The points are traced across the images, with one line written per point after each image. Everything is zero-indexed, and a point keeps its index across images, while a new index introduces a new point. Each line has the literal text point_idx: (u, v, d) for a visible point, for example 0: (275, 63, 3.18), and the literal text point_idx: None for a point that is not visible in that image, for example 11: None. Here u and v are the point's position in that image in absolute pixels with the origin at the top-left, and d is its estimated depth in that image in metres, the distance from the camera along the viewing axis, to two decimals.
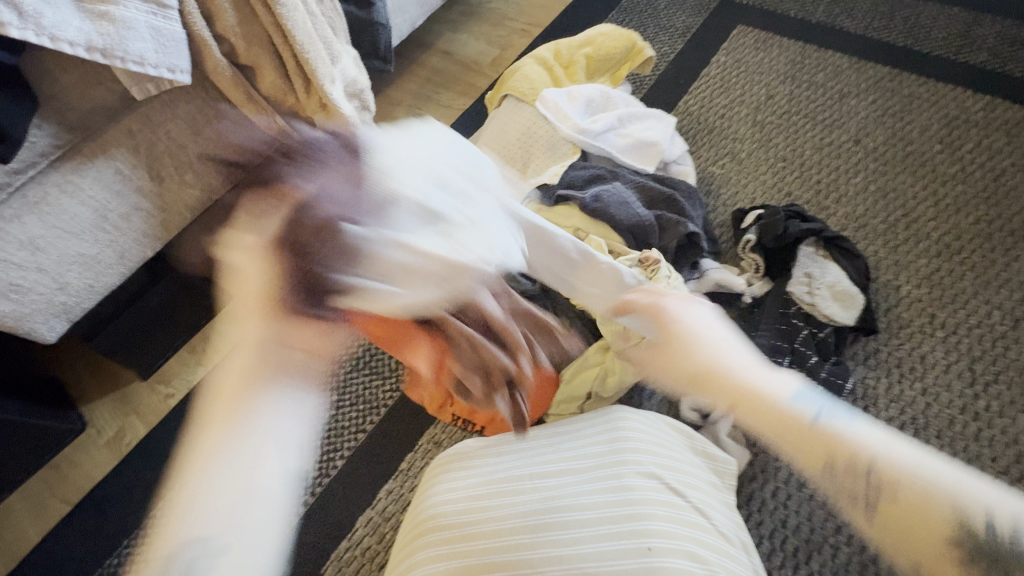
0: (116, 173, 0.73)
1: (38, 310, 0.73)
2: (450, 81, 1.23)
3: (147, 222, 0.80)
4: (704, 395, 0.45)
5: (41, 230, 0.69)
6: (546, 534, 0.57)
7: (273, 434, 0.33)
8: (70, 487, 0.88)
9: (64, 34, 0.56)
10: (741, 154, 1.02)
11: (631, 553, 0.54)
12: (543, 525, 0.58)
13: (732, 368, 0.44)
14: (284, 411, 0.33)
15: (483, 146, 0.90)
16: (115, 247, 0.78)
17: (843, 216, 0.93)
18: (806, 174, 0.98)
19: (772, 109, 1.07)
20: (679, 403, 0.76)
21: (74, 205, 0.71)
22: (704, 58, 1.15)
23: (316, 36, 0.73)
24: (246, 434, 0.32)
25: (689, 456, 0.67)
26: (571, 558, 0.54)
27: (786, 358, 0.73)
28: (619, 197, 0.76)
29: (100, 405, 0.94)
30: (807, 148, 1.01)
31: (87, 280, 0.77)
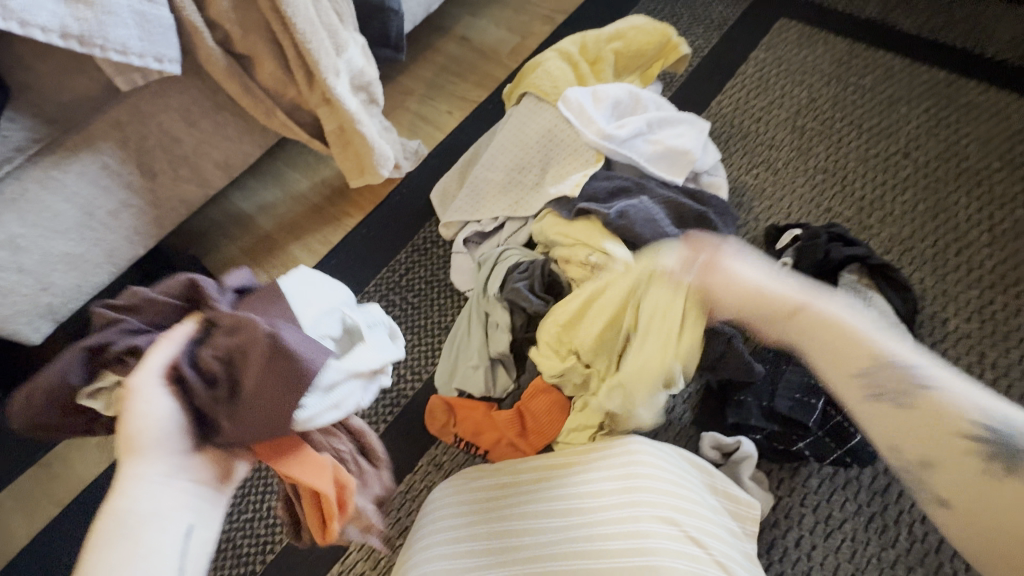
0: (102, 168, 0.68)
1: (20, 312, 0.68)
2: (466, 70, 1.15)
3: (137, 219, 0.75)
4: (784, 318, 0.46)
5: (21, 228, 0.64)
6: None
7: (164, 518, 0.33)
8: (59, 487, 0.85)
9: (36, 18, 0.50)
10: (778, 163, 0.94)
11: None
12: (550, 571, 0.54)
13: (826, 314, 0.46)
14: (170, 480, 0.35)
15: (501, 148, 0.84)
16: (102, 245, 0.73)
17: (887, 237, 0.85)
18: (848, 188, 0.90)
19: (813, 114, 0.98)
20: (697, 440, 0.70)
21: (57, 202, 0.66)
22: (741, 53, 1.06)
23: (320, 24, 0.67)
24: (120, 525, 0.32)
25: (709, 499, 0.61)
26: None
27: (820, 399, 0.66)
28: (647, 213, 0.71)
29: None
30: (850, 159, 0.93)
31: (72, 280, 0.72)
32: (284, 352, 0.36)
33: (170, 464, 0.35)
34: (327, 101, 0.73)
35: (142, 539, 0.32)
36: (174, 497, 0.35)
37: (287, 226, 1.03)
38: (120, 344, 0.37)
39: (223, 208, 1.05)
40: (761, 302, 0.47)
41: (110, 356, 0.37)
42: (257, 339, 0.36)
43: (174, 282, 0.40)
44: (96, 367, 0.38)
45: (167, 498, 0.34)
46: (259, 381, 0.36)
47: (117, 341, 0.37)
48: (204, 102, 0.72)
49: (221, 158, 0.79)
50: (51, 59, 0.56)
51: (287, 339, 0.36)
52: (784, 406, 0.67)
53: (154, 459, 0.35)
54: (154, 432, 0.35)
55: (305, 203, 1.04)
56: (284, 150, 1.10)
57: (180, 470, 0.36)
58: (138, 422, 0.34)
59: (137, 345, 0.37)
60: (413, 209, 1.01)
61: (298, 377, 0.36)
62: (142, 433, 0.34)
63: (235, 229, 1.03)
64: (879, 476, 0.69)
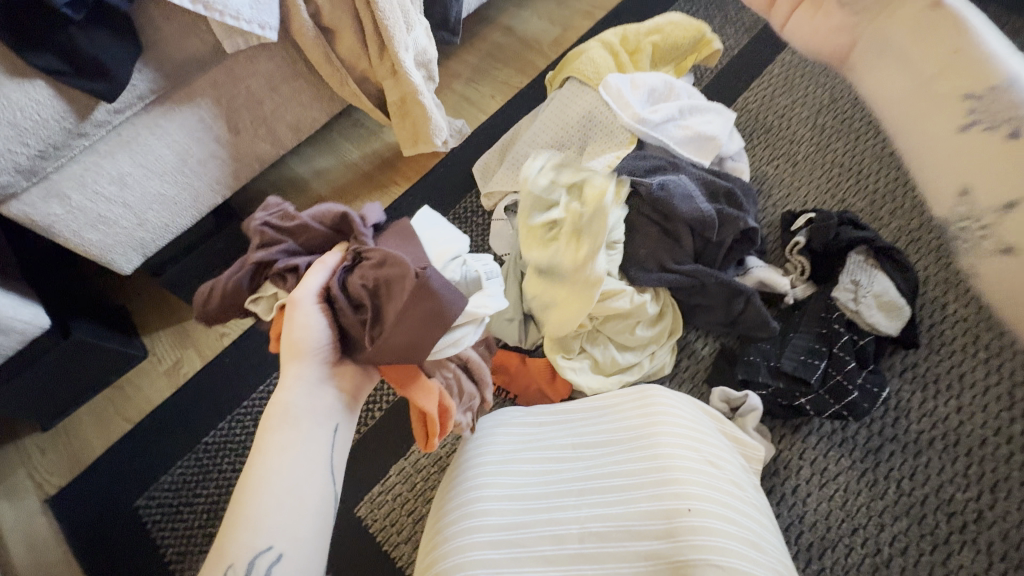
0: (199, 120, 0.78)
1: (119, 242, 0.79)
2: (510, 58, 1.24)
3: (220, 170, 0.85)
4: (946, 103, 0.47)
5: (129, 168, 0.74)
6: (589, 495, 0.62)
7: (318, 414, 0.52)
8: (131, 407, 0.95)
9: None
10: (798, 156, 1.01)
11: (669, 514, 0.58)
12: (586, 487, 0.63)
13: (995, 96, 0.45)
14: (309, 392, 0.51)
15: (543, 127, 0.93)
16: (190, 190, 0.83)
17: (896, 228, 0.92)
18: (863, 182, 0.97)
19: (834, 113, 1.05)
20: (709, 395, 0.78)
21: (160, 147, 0.76)
22: (770, 54, 1.13)
23: (397, 4, 0.76)
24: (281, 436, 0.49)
25: (721, 438, 0.69)
26: (610, 517, 0.59)
27: (823, 361, 0.74)
28: (684, 189, 0.77)
29: (160, 336, 1.02)
30: (866, 156, 1.00)
31: (163, 218, 0.82)
32: (428, 293, 0.46)
33: (322, 373, 0.52)
34: (394, 73, 0.82)
35: (304, 424, 0.51)
36: (324, 396, 0.52)
37: (340, 190, 1.13)
38: (284, 262, 0.52)
39: (282, 172, 1.15)
40: (842, 33, 0.53)
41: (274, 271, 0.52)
42: (395, 271, 0.46)
43: (328, 214, 0.54)
44: (253, 273, 0.53)
45: (316, 399, 0.52)
46: (401, 313, 0.46)
47: (282, 260, 0.52)
48: (287, 69, 0.82)
49: (294, 120, 0.89)
50: (175, 21, 0.66)
51: (432, 284, 0.46)
52: (789, 364, 0.74)
53: (311, 365, 0.51)
54: (305, 347, 0.50)
55: (357, 171, 1.14)
56: (339, 122, 1.20)
57: (312, 378, 0.52)
58: (301, 332, 0.49)
59: (298, 265, 0.52)
60: (455, 181, 1.10)
61: (433, 315, 0.46)
62: (304, 352, 0.50)
63: (293, 191, 1.13)
64: (873, 437, 0.76)
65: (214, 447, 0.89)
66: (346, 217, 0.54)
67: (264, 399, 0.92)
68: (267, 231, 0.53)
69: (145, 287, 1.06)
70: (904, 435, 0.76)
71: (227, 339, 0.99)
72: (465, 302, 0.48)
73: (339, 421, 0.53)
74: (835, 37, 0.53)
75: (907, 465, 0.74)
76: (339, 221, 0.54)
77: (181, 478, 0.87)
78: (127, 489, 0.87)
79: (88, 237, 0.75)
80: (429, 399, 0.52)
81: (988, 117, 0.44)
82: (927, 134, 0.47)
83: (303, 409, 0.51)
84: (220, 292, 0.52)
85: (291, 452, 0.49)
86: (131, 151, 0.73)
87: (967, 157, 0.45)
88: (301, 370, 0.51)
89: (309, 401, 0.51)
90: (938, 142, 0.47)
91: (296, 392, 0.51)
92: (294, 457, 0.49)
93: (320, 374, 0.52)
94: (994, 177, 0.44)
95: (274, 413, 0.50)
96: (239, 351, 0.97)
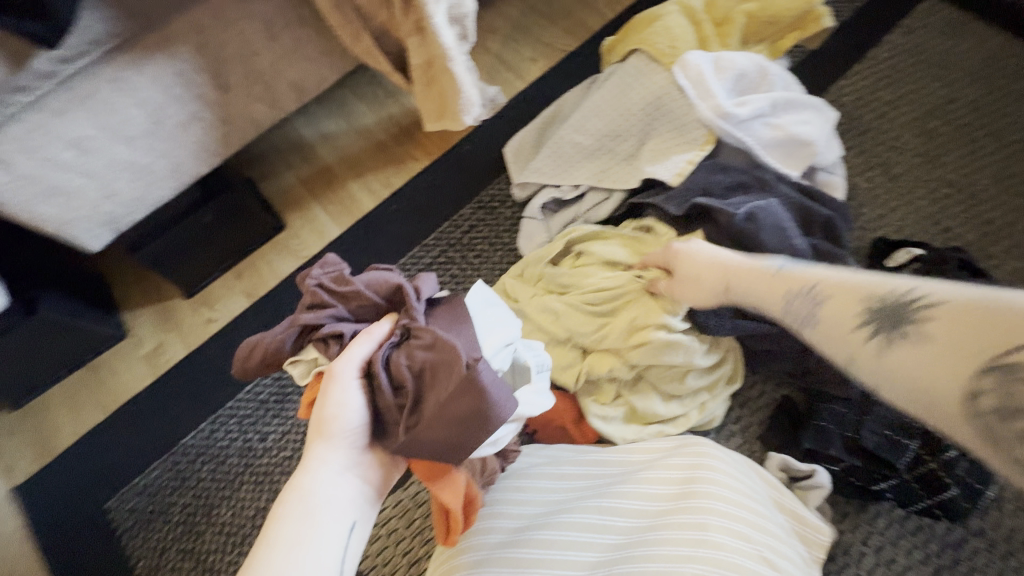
0: (176, 74, 0.63)
1: (82, 216, 0.66)
2: (557, 13, 1.04)
3: (205, 135, 0.70)
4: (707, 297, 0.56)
5: (89, 130, 0.60)
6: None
7: (336, 506, 0.40)
8: (105, 393, 0.86)
9: None
10: (897, 168, 0.84)
11: None
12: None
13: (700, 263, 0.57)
14: (332, 476, 0.41)
15: (596, 110, 0.75)
16: (168, 159, 0.69)
17: (1011, 271, 0.76)
18: (976, 208, 0.80)
19: (949, 116, 0.86)
20: (765, 459, 0.66)
21: (127, 105, 0.61)
22: (876, 33, 0.93)
23: None
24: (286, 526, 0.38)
25: (779, 517, 0.58)
26: None
27: (915, 441, 0.61)
28: (775, 218, 0.61)
29: (141, 314, 0.91)
30: (983, 175, 0.82)
31: (135, 190, 0.69)
32: (475, 390, 0.39)
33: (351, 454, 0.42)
34: (420, 30, 0.65)
35: (320, 515, 0.39)
36: (346, 476, 0.42)
37: (349, 161, 0.98)
38: (331, 327, 0.44)
39: (284, 134, 1.00)
40: (721, 273, 0.55)
41: (318, 335, 0.44)
42: (449, 361, 0.40)
43: (383, 284, 0.47)
44: (294, 333, 0.45)
45: (340, 484, 0.41)
46: (448, 408, 0.39)
47: (330, 323, 0.45)
48: (288, 13, 0.66)
49: (296, 78, 0.73)
50: None
51: (485, 378, 0.39)
52: (870, 440, 0.61)
53: (337, 450, 0.41)
54: (333, 421, 0.41)
55: (370, 140, 0.99)
56: (352, 78, 1.03)
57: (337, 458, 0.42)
58: (333, 411, 0.41)
59: (343, 332, 0.44)
60: (482, 161, 0.94)
61: (481, 413, 0.39)
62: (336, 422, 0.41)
63: (295, 157, 0.99)
64: (955, 529, 0.64)
65: (194, 451, 0.79)
66: (401, 285, 0.47)
67: (250, 402, 0.81)
68: (320, 292, 0.46)
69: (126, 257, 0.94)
70: (993, 530, 0.64)
71: (215, 326, 0.88)
72: (513, 404, 0.41)
73: (357, 517, 0.41)
74: (717, 274, 0.55)
75: (994, 568, 0.62)
76: (392, 290, 0.47)
77: (156, 482, 0.78)
78: (97, 487, 0.79)
79: (41, 210, 0.63)
80: (456, 496, 0.46)
81: (888, 314, 0.39)
82: (821, 317, 0.43)
83: (320, 497, 0.40)
84: (260, 350, 0.45)
85: (298, 547, 0.37)
86: (89, 108, 0.59)
87: (914, 363, 0.36)
88: (326, 450, 0.41)
89: (332, 488, 0.40)
90: (821, 317, 0.43)
91: (318, 467, 0.41)
92: (303, 555, 0.37)
93: (348, 454, 0.42)
94: (933, 353, 0.35)
95: (286, 497, 0.39)
96: (227, 341, 0.87)
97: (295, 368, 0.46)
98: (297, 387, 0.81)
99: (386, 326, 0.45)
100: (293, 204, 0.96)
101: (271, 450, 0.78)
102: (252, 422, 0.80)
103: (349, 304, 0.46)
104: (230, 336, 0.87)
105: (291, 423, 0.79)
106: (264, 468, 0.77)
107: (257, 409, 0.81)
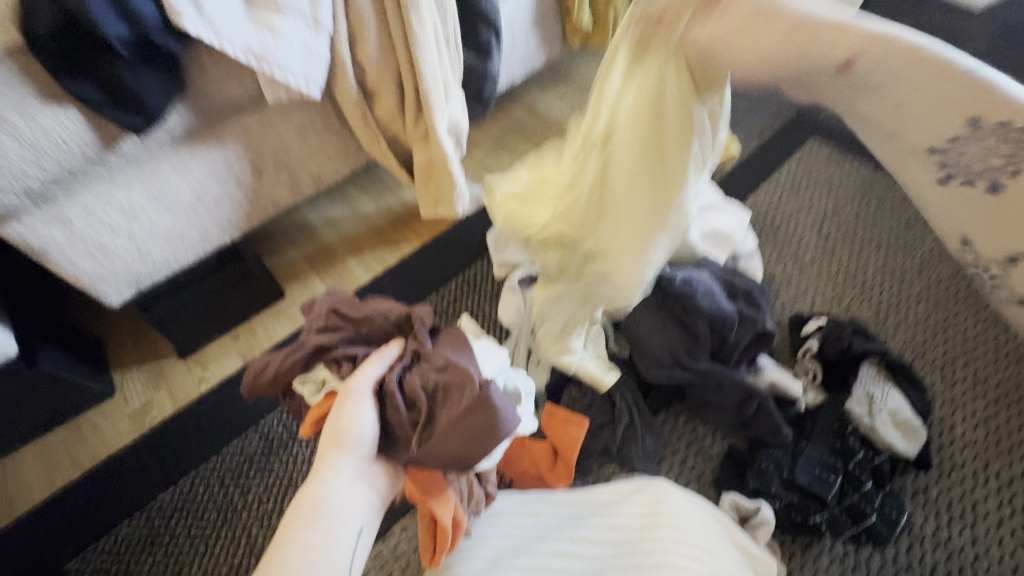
0: (224, 162, 0.76)
1: (114, 273, 0.75)
2: (530, 134, 1.29)
3: (234, 212, 0.83)
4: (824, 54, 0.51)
5: (143, 202, 0.72)
6: None
7: (345, 512, 0.50)
8: (85, 451, 0.87)
9: (231, 35, 0.60)
10: (804, 260, 1.03)
11: None
12: None
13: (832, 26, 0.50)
14: (344, 481, 0.51)
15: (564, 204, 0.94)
16: (200, 229, 0.80)
17: (902, 341, 0.92)
18: (868, 291, 0.99)
19: (839, 222, 1.09)
20: (718, 500, 0.74)
21: (179, 184, 0.74)
22: (778, 160, 1.20)
23: (440, 77, 0.78)
24: (304, 524, 0.48)
25: (731, 549, 0.64)
26: None
27: (838, 478, 0.71)
28: (706, 286, 0.76)
29: (133, 374, 0.95)
30: (871, 267, 1.02)
31: (166, 253, 0.78)
32: (486, 406, 0.50)
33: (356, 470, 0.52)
34: (427, 138, 0.83)
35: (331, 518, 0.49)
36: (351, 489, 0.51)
37: (349, 241, 1.11)
38: (344, 350, 0.55)
39: (292, 217, 1.14)
40: (799, 36, 0.50)
41: (331, 355, 0.55)
42: (462, 380, 0.50)
43: (394, 312, 0.58)
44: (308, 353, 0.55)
45: (347, 493, 0.50)
46: (461, 422, 0.50)
47: (342, 347, 0.56)
48: (321, 122, 0.83)
49: (318, 171, 0.89)
50: (222, 67, 0.66)
51: (494, 397, 0.50)
52: (804, 478, 0.71)
53: (351, 458, 0.51)
54: (347, 435, 0.51)
55: (369, 224, 1.13)
56: (357, 175, 1.21)
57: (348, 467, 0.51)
58: (351, 422, 0.51)
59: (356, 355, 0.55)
60: (467, 244, 1.09)
61: (490, 425, 0.50)
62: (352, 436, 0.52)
63: (300, 237, 1.12)
64: (887, 565, 0.71)
65: (171, 507, 0.80)
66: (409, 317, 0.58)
67: (234, 458, 0.84)
68: (332, 319, 0.57)
69: (127, 320, 1.00)
70: (918, 565, 0.72)
71: (206, 385, 0.93)
72: (516, 419, 0.52)
73: (364, 524, 0.51)
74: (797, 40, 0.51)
75: None
76: (401, 320, 0.58)
77: (127, 539, 0.78)
78: (64, 548, 0.77)
79: (81, 266, 0.71)
80: (446, 510, 0.53)
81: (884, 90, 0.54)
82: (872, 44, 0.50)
83: (333, 502, 0.50)
84: (275, 367, 0.54)
85: (314, 542, 0.47)
86: (147, 184, 0.71)
87: (918, 109, 0.53)
88: (340, 461, 0.51)
89: (343, 491, 0.50)
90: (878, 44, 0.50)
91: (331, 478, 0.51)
92: (317, 547, 0.47)
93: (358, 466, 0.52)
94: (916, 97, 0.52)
95: (304, 499, 0.49)
96: (217, 399, 0.91)
97: (305, 384, 0.55)
98: (283, 442, 0.85)
99: (395, 352, 0.56)
100: (295, 276, 1.07)
101: (251, 506, 0.80)
102: (234, 478, 0.82)
103: (358, 331, 0.58)
104: (221, 394, 0.91)
105: (274, 478, 0.82)
106: (241, 524, 0.78)
107: (241, 464, 0.83)
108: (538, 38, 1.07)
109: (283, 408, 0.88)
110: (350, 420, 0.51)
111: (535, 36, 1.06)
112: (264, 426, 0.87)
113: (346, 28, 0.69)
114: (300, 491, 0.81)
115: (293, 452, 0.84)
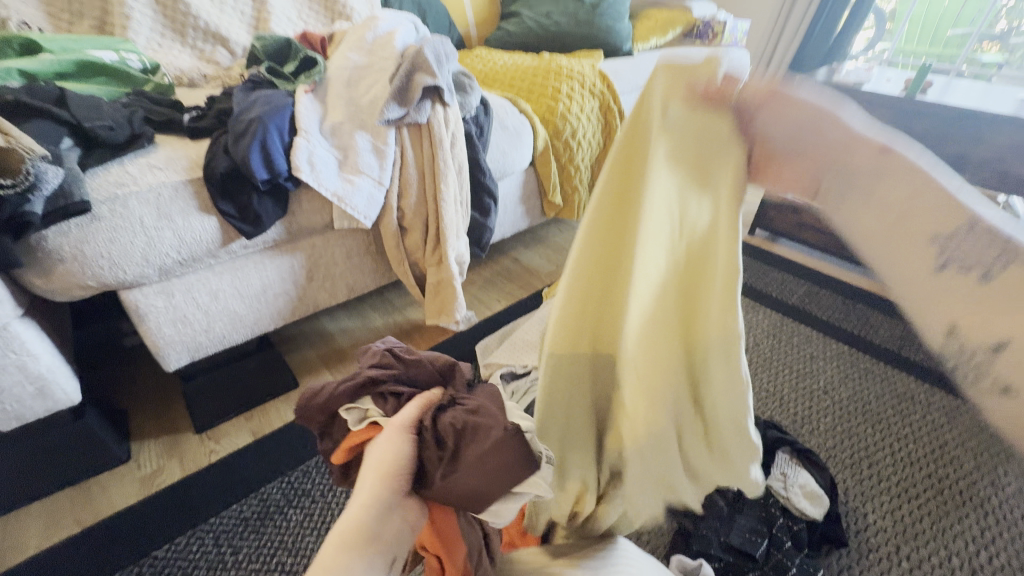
0: (289, 267, 1.04)
1: (183, 340, 0.95)
2: (515, 277, 1.63)
3: (284, 305, 1.07)
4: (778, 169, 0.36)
5: (226, 287, 0.96)
6: None
7: (376, 551, 0.41)
8: (88, 510, 0.93)
9: (326, 184, 0.94)
10: (733, 379, 1.27)
11: None
12: None
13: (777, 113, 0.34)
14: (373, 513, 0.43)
15: (539, 320, 1.21)
16: (256, 314, 1.03)
17: (816, 444, 1.11)
18: (786, 405, 1.21)
19: (759, 352, 1.37)
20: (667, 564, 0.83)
21: (254, 278, 1.00)
22: None
23: (456, 222, 1.12)
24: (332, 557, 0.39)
25: None
26: None
27: (764, 541, 0.84)
28: None
29: (149, 443, 1.05)
30: (786, 386, 1.26)
31: (224, 330, 0.99)
32: (516, 444, 0.45)
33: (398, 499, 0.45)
34: (439, 263, 1.13)
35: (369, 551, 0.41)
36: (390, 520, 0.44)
37: (359, 346, 1.33)
38: (391, 385, 0.56)
39: (314, 325, 1.38)
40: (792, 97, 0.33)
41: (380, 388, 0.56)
42: (495, 423, 0.47)
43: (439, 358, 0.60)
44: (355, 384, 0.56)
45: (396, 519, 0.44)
46: (485, 460, 0.45)
47: (390, 384, 0.56)
48: (365, 247, 1.13)
49: (353, 283, 1.16)
50: (312, 203, 0.98)
51: (521, 439, 0.46)
52: (736, 539, 0.84)
53: (386, 487, 0.45)
54: (385, 459, 0.46)
55: (378, 334, 1.37)
56: (372, 298, 1.49)
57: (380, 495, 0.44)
58: (384, 450, 0.47)
59: (402, 390, 0.56)
60: (459, 354, 1.32)
61: (518, 466, 0.44)
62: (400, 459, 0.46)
63: (319, 340, 1.34)
64: None
65: (163, 563, 0.85)
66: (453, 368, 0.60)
67: (232, 519, 0.92)
68: (387, 356, 0.60)
69: (154, 397, 1.14)
70: None
71: (216, 456, 1.03)
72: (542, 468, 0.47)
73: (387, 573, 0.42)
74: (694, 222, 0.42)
75: None
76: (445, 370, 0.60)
77: None
78: None
79: (164, 330, 0.92)
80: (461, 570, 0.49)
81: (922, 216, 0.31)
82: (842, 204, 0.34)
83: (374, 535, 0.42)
84: (326, 394, 0.56)
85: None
86: (234, 275, 0.96)
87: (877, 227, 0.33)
88: (389, 490, 0.45)
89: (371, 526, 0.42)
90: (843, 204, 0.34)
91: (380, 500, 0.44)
92: None
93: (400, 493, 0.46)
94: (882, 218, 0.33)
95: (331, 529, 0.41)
96: (224, 467, 1.01)
97: (346, 411, 0.54)
98: (280, 506, 0.94)
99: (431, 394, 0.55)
100: (309, 371, 1.25)
101: (241, 563, 0.86)
102: (229, 537, 0.89)
103: (404, 372, 0.58)
104: (228, 463, 1.01)
105: (266, 538, 0.89)
106: None
107: (237, 525, 0.91)
108: (524, 209, 1.48)
109: (284, 477, 0.99)
110: (388, 444, 0.47)
111: (522, 208, 1.47)
112: (264, 492, 0.97)
113: (398, 188, 1.05)
114: (290, 551, 0.87)
115: (288, 516, 0.93)
